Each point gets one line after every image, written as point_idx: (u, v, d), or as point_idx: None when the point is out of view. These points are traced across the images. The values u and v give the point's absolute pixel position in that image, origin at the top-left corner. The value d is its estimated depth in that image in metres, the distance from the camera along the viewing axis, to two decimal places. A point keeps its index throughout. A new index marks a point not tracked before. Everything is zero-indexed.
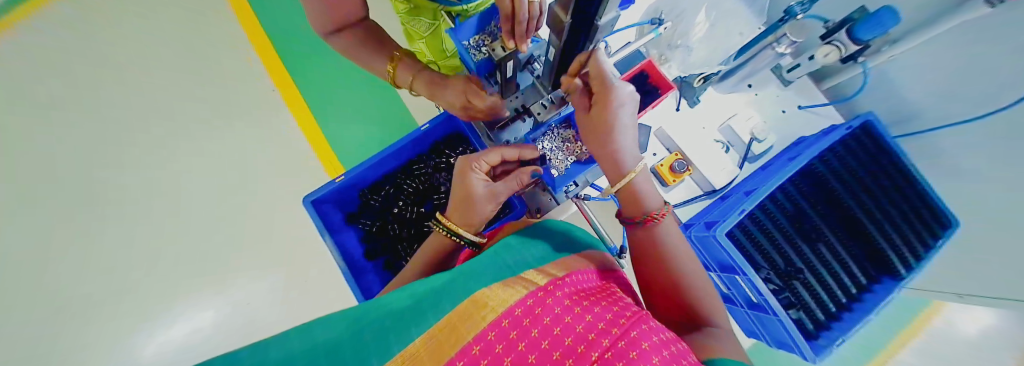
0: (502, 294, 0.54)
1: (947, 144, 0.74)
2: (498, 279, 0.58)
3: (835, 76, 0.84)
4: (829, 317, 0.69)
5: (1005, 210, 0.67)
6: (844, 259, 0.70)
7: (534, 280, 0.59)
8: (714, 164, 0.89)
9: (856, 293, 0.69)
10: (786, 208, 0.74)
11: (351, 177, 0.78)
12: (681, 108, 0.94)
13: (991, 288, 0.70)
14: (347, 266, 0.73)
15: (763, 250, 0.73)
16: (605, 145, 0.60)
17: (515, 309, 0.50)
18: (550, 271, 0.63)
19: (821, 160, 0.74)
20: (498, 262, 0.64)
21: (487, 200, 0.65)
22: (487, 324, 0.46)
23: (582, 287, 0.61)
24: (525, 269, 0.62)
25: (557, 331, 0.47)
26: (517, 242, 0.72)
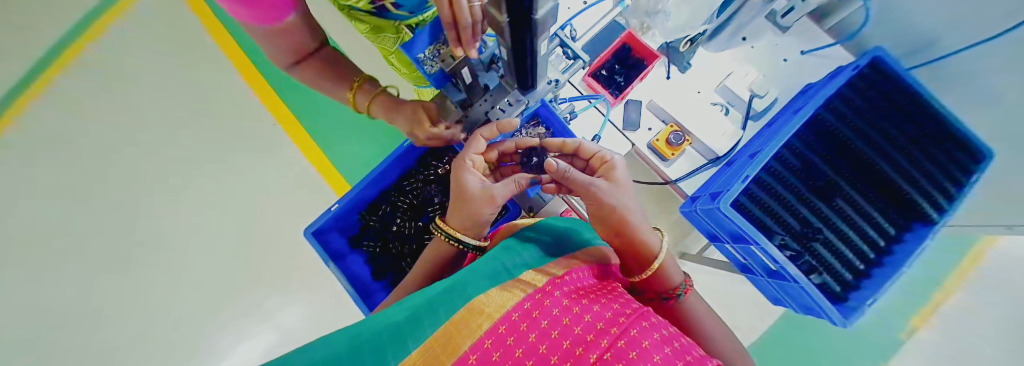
0: (501, 300, 0.54)
1: (969, 68, 0.67)
2: (495, 283, 0.58)
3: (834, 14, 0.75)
4: (857, 275, 0.64)
5: None
6: (864, 210, 0.65)
7: (532, 282, 0.59)
8: (713, 130, 0.84)
9: (885, 246, 0.64)
10: (793, 165, 0.69)
11: (347, 203, 0.80)
12: (672, 75, 0.89)
13: None
14: (354, 289, 0.75)
15: (776, 213, 0.67)
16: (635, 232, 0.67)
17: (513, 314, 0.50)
18: (549, 271, 0.62)
19: (828, 107, 0.68)
20: (495, 265, 0.64)
21: (487, 203, 0.59)
22: (484, 332, 0.46)
23: (580, 285, 0.61)
24: (523, 271, 0.62)
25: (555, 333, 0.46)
26: (515, 245, 0.71)
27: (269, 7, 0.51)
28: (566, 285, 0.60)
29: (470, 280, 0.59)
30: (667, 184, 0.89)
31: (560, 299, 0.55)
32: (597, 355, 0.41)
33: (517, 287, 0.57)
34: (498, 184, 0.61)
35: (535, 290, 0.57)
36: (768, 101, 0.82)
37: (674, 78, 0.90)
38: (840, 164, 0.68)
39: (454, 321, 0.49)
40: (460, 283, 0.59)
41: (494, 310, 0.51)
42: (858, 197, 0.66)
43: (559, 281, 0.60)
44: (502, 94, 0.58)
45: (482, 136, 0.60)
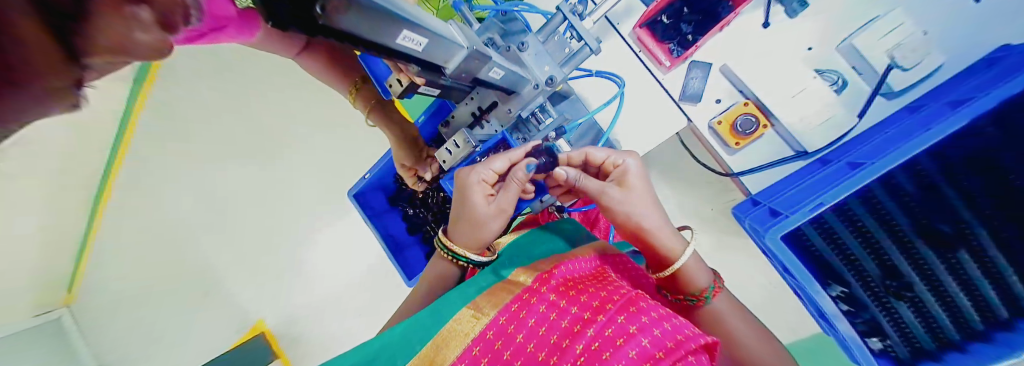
0: (479, 310, 0.44)
1: None
2: (483, 290, 0.49)
3: None
4: (943, 344, 0.50)
5: None
6: (1000, 273, 0.45)
7: (520, 281, 0.48)
8: (807, 114, 0.60)
9: (1008, 318, 0.45)
10: (907, 195, 0.48)
11: (379, 172, 0.86)
12: (771, 22, 0.61)
13: None
14: (388, 245, 0.85)
15: (847, 253, 0.52)
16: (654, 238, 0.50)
17: (498, 318, 0.41)
18: (539, 268, 0.49)
19: (1003, 113, 0.42)
20: (484, 271, 0.54)
21: (494, 217, 0.52)
22: (469, 341, 0.40)
23: (574, 275, 0.48)
24: (513, 269, 0.51)
25: (542, 330, 0.40)
26: (511, 247, 0.58)
27: (235, 35, 0.42)
28: (556, 277, 0.47)
29: (453, 292, 0.50)
30: (725, 176, 0.69)
31: (548, 289, 0.45)
32: (582, 348, 0.36)
33: (504, 289, 0.47)
34: (507, 197, 0.51)
35: (523, 289, 0.45)
36: (913, 76, 0.55)
37: (773, 25, 0.62)
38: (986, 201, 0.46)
39: (424, 352, 0.41)
40: (445, 297, 0.49)
41: (475, 321, 0.42)
42: (1000, 255, 0.45)
43: (548, 275, 0.47)
44: (488, 94, 0.50)
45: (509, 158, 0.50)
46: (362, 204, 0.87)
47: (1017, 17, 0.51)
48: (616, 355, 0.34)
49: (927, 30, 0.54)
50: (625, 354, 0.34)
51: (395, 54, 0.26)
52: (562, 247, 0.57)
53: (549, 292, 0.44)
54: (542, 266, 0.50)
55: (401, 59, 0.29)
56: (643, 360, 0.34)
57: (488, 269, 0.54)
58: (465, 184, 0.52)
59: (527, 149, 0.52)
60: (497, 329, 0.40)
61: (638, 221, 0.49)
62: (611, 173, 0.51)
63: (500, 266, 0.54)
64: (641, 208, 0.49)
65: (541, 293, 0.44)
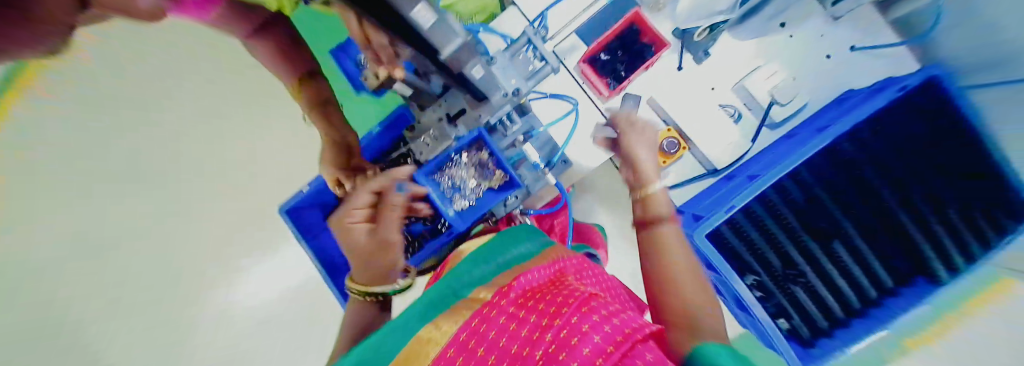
0: (438, 327, 0.42)
1: None
2: (440, 312, 0.45)
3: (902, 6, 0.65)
4: (835, 324, 0.59)
5: None
6: (866, 260, 0.58)
7: (480, 299, 0.45)
8: (718, 141, 0.73)
9: (877, 297, 0.58)
10: (793, 198, 0.60)
11: (317, 185, 0.78)
12: (684, 66, 0.76)
13: None
14: (325, 269, 0.77)
15: (755, 246, 0.62)
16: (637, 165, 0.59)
17: (459, 336, 0.39)
18: (499, 283, 0.48)
19: (849, 136, 0.58)
20: (442, 294, 0.50)
21: (376, 246, 0.49)
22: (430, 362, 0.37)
23: (532, 285, 0.45)
24: (471, 290, 0.49)
25: (498, 346, 0.36)
26: (468, 265, 0.56)
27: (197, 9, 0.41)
28: (516, 289, 0.44)
29: (410, 318, 0.47)
30: None
31: (508, 303, 0.42)
32: (541, 353, 0.33)
33: (464, 306, 0.45)
34: (384, 221, 0.50)
35: (482, 306, 0.43)
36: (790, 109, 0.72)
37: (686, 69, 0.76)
38: (848, 202, 0.59)
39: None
40: (400, 324, 0.46)
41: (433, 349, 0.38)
42: (861, 244, 0.58)
43: (508, 289, 0.44)
44: (458, 101, 0.53)
45: (374, 185, 0.52)
46: (296, 222, 0.78)
47: (851, 71, 0.73)
48: (571, 354, 0.32)
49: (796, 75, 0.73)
50: (580, 353, 0.32)
51: (398, 20, 0.24)
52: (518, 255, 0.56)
53: (509, 305, 0.42)
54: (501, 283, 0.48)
55: (395, 27, 0.26)
56: (596, 356, 0.31)
57: (444, 291, 0.52)
58: (344, 224, 0.52)
59: (392, 175, 0.53)
60: (458, 346, 0.38)
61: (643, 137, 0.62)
62: (634, 126, 0.64)
63: (458, 287, 0.51)
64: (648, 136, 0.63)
65: (501, 306, 0.42)
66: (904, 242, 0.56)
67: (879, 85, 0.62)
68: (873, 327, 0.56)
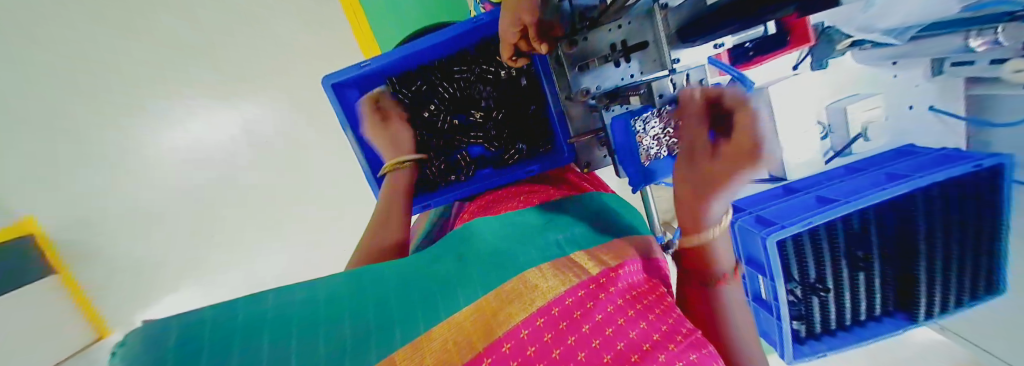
0: (543, 276, 0.35)
1: None
2: (547, 258, 0.39)
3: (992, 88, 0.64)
4: (824, 330, 0.73)
5: None
6: (872, 290, 0.71)
7: (585, 265, 0.39)
8: (795, 152, 0.77)
9: (863, 319, 0.73)
10: (852, 230, 0.68)
11: (381, 65, 0.62)
12: (800, 68, 0.74)
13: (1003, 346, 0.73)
14: (369, 168, 0.67)
15: (803, 261, 0.68)
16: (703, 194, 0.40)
17: (564, 298, 0.32)
18: (601, 257, 0.41)
19: (925, 191, 0.63)
20: (545, 236, 0.45)
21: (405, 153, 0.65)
22: (528, 310, 0.30)
23: (634, 283, 0.39)
24: (577, 249, 0.43)
25: (609, 331, 0.30)
26: (567, 218, 0.51)
27: None
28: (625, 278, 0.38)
29: (507, 247, 0.41)
30: None
31: (617, 294, 0.35)
32: None
33: (568, 265, 0.38)
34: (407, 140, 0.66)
35: (589, 278, 0.36)
36: (870, 145, 0.76)
37: (800, 72, 0.74)
38: (890, 245, 0.69)
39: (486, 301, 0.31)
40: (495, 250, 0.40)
41: (538, 291, 0.33)
42: (876, 278, 0.69)
43: (615, 274, 0.37)
44: (642, 32, 0.43)
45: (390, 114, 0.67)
46: (340, 100, 0.63)
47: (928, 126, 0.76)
48: None
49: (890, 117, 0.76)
50: None
51: None
52: (613, 229, 0.51)
53: (619, 293, 0.36)
54: (604, 257, 0.41)
55: None
56: None
57: (535, 231, 0.46)
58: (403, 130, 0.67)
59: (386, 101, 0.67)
60: (561, 308, 0.31)
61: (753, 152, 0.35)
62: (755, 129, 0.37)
63: (556, 238, 0.45)
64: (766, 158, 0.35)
65: (610, 290, 0.35)
66: (905, 285, 0.70)
67: (959, 153, 0.66)
68: (852, 340, 0.71)
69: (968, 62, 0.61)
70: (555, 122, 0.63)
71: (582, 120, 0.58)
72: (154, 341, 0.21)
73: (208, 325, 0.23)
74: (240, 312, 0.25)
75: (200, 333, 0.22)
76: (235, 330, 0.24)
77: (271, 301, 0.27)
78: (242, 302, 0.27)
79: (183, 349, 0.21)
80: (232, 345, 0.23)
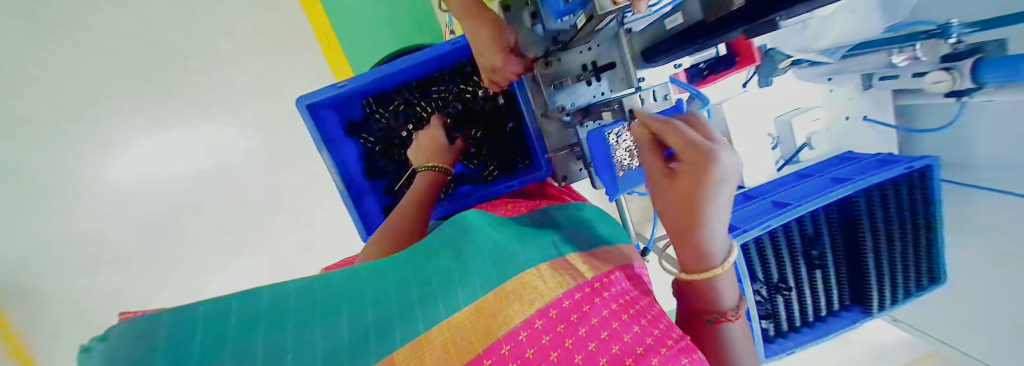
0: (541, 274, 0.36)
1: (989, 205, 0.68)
2: (546, 256, 0.39)
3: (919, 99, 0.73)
4: (790, 328, 0.78)
5: (986, 276, 0.72)
6: (829, 288, 0.76)
7: (580, 268, 0.40)
8: (752, 161, 0.84)
9: (824, 316, 0.79)
10: (806, 231, 0.74)
11: (357, 86, 0.62)
12: (749, 87, 0.82)
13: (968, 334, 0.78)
14: (346, 188, 0.66)
15: (766, 263, 0.73)
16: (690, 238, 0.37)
17: (562, 301, 0.33)
18: (597, 263, 0.42)
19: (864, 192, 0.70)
20: (543, 236, 0.46)
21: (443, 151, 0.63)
22: (529, 315, 0.30)
23: (628, 286, 0.40)
24: (572, 251, 0.44)
25: (605, 335, 0.30)
26: (562, 224, 0.52)
27: None
28: (618, 282, 0.39)
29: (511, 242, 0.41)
30: None
31: (614, 297, 0.36)
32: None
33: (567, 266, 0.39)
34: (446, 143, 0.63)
35: (584, 280, 0.37)
36: (814, 153, 0.85)
37: (749, 90, 0.82)
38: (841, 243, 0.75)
39: (487, 300, 0.31)
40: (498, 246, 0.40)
41: (536, 292, 0.33)
42: (831, 275, 0.75)
43: (608, 280, 0.38)
44: (611, 53, 0.48)
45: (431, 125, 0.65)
46: (315, 121, 0.62)
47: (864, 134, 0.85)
48: None
49: (830, 127, 0.84)
50: None
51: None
52: (605, 235, 0.52)
53: (613, 296, 0.36)
54: (595, 263, 0.42)
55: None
56: None
57: (532, 231, 0.47)
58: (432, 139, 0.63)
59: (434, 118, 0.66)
60: (560, 312, 0.32)
61: (701, 165, 0.33)
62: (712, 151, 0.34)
63: (555, 238, 0.45)
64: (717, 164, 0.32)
65: (604, 294, 0.36)
66: (856, 279, 0.76)
67: (891, 158, 0.74)
68: (816, 336, 0.76)
69: (893, 76, 0.70)
70: (533, 138, 0.65)
71: (558, 136, 0.61)
72: (144, 333, 0.20)
73: (199, 325, 0.22)
74: (234, 305, 0.25)
75: (196, 325, 0.22)
76: (229, 328, 0.23)
77: (266, 294, 0.27)
78: (238, 294, 0.26)
79: (178, 342, 0.21)
80: (228, 341, 0.23)
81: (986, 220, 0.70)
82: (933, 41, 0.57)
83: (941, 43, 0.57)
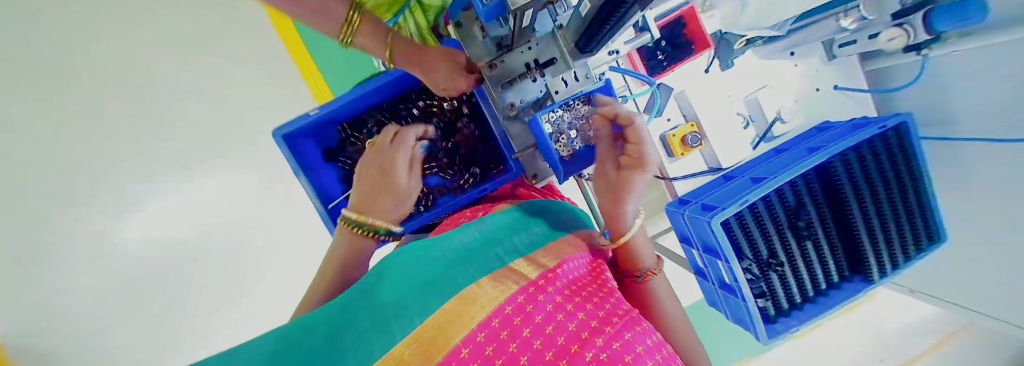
0: (480, 286, 0.36)
1: (976, 154, 0.66)
2: (484, 273, 0.39)
3: (881, 60, 0.74)
4: (791, 306, 0.75)
5: (989, 231, 0.69)
6: (825, 260, 0.74)
7: (524, 272, 0.39)
8: (727, 141, 0.84)
9: (825, 289, 0.76)
10: (789, 203, 0.73)
11: (328, 112, 0.67)
12: (711, 70, 0.82)
13: (983, 296, 0.73)
14: (327, 210, 0.69)
15: (751, 238, 0.72)
16: (617, 202, 0.51)
17: (506, 306, 0.33)
18: (541, 261, 0.42)
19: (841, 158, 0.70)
20: (484, 253, 0.45)
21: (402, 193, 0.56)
22: (470, 328, 0.30)
23: (574, 277, 0.40)
24: (516, 258, 0.43)
25: (549, 329, 0.32)
26: (509, 231, 0.51)
27: None
28: (560, 277, 0.39)
29: (447, 271, 0.40)
30: (665, 179, 0.89)
31: (556, 292, 0.36)
32: (593, 357, 0.29)
33: (506, 276, 0.38)
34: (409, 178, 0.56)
35: (525, 284, 0.37)
36: (786, 128, 0.85)
37: (712, 73, 0.83)
38: (830, 211, 0.73)
39: (425, 326, 0.31)
40: (432, 279, 0.39)
41: (478, 304, 0.33)
42: (825, 245, 0.73)
43: (553, 273, 0.39)
44: (551, 49, 0.50)
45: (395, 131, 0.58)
46: (292, 150, 0.66)
47: (839, 103, 0.84)
48: None
49: (801, 99, 0.85)
50: None
51: None
52: (557, 233, 0.52)
53: (555, 293, 0.36)
54: (541, 261, 0.42)
55: None
56: None
57: (473, 251, 0.46)
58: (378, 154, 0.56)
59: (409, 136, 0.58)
60: (504, 315, 0.32)
61: (641, 158, 0.50)
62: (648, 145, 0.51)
63: (497, 252, 0.45)
64: (651, 160, 0.50)
65: (546, 291, 0.36)
66: (851, 246, 0.74)
67: (863, 122, 0.73)
68: (819, 310, 0.73)
69: (851, 41, 0.70)
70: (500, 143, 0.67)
71: (522, 135, 0.63)
72: None
73: None
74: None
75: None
76: None
77: None
78: None
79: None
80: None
81: (979, 173, 0.67)
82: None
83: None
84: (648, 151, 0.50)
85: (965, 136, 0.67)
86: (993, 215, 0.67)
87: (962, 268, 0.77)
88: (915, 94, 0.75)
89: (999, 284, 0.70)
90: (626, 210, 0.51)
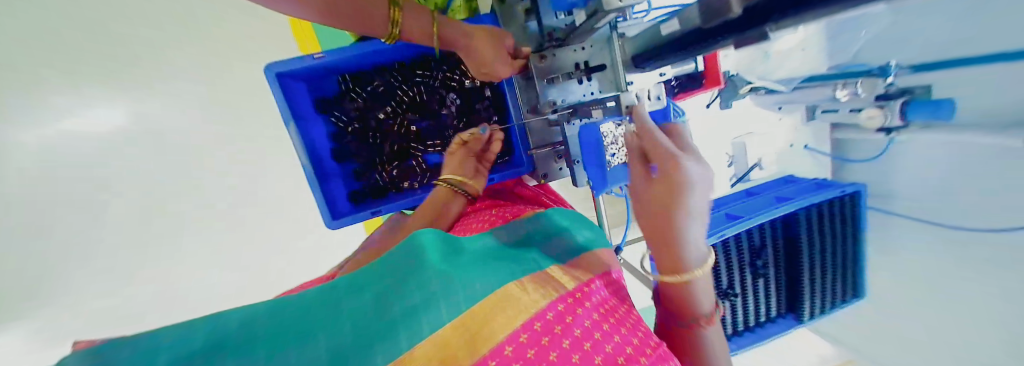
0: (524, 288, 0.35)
1: (908, 230, 0.80)
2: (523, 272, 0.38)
3: (850, 133, 0.84)
4: (734, 331, 0.84)
5: (905, 294, 0.83)
6: (770, 296, 0.84)
7: (560, 280, 0.38)
8: (714, 177, 0.90)
9: (766, 320, 0.86)
10: (754, 242, 0.81)
11: (334, 59, 0.59)
12: (711, 107, 0.87)
13: (888, 343, 0.90)
14: (312, 168, 0.62)
15: (719, 269, 0.79)
16: (659, 236, 0.39)
17: (546, 312, 0.32)
18: (575, 272, 0.41)
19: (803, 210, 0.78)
20: (518, 253, 0.43)
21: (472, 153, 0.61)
22: (511, 335, 0.28)
23: (606, 296, 0.39)
24: (550, 264, 0.42)
25: (587, 345, 0.30)
26: (541, 234, 0.50)
27: None
28: (596, 294, 0.38)
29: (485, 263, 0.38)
30: None
31: (593, 308, 0.35)
32: None
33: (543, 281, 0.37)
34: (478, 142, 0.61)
35: (563, 295, 0.35)
36: (761, 174, 0.94)
37: (711, 110, 0.88)
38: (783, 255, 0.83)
39: (472, 311, 0.29)
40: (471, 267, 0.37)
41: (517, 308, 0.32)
42: (773, 283, 0.83)
43: (588, 289, 0.38)
44: (603, 55, 0.50)
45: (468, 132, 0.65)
46: (282, 92, 0.58)
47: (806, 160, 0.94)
48: None
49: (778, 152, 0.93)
50: None
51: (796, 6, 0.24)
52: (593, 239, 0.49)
53: (590, 311, 0.35)
54: (575, 272, 0.41)
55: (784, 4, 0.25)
56: None
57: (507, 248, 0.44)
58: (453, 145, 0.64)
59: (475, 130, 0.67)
60: (544, 321, 0.31)
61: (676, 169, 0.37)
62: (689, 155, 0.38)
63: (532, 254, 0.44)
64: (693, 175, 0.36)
65: (583, 306, 0.35)
66: (792, 287, 0.85)
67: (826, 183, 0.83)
68: (758, 338, 0.83)
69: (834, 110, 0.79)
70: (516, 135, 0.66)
71: (541, 133, 0.63)
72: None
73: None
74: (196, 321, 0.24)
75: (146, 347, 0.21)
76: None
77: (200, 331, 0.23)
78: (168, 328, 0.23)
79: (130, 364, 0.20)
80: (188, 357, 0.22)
81: (907, 246, 0.81)
82: (871, 79, 0.66)
83: (878, 82, 0.66)
84: (686, 160, 0.37)
85: (902, 212, 0.80)
86: (914, 283, 0.81)
87: (874, 318, 0.92)
88: (868, 168, 0.87)
89: (903, 336, 0.85)
90: (690, 210, 0.37)
